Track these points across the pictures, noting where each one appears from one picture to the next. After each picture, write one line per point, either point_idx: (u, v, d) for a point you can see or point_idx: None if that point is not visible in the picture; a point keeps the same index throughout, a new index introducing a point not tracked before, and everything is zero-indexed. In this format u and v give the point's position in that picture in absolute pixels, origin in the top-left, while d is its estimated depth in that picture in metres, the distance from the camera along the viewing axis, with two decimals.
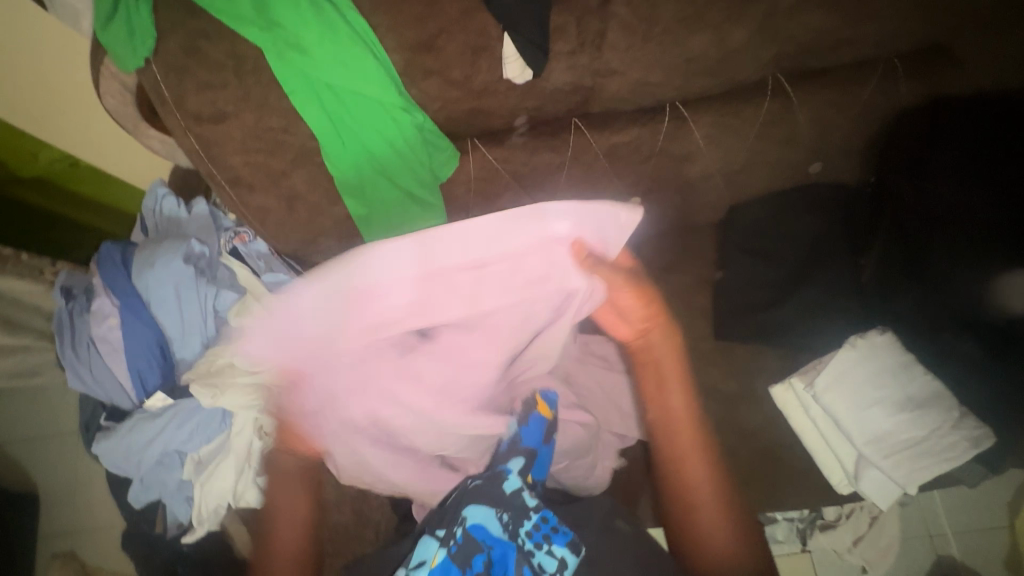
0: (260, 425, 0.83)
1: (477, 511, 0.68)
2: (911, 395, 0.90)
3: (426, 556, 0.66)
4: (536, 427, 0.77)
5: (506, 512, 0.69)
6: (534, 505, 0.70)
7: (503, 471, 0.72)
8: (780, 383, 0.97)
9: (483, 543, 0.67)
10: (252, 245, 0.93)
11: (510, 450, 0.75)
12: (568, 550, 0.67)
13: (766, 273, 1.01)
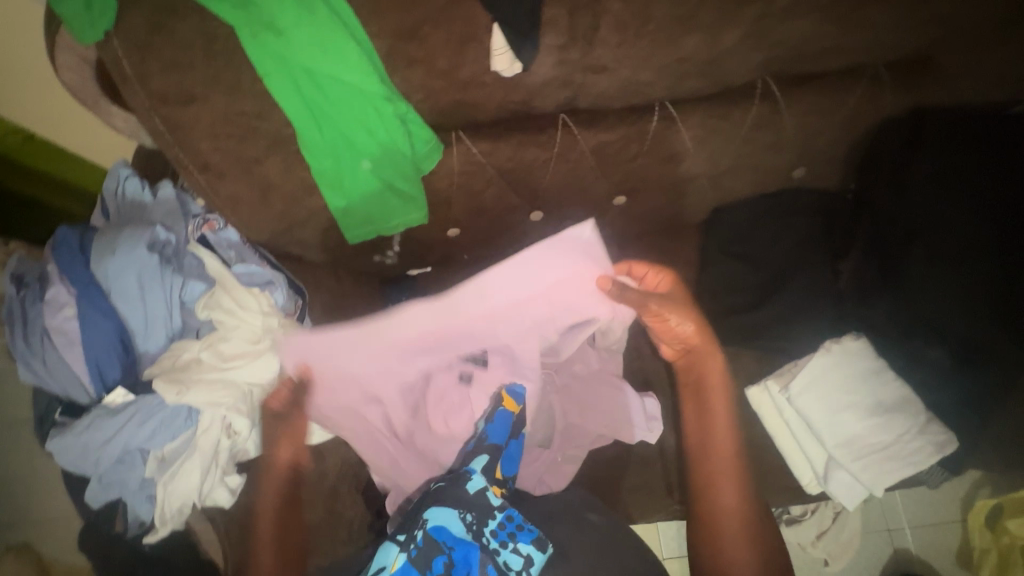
0: (230, 423, 0.84)
1: (440, 514, 0.72)
2: (881, 400, 0.92)
3: (388, 562, 0.68)
4: (501, 423, 0.84)
5: (469, 512, 0.74)
6: (499, 505, 0.75)
7: (467, 471, 0.78)
8: (755, 386, 0.98)
9: (444, 545, 0.70)
10: (222, 234, 0.90)
11: (477, 449, 0.82)
12: (532, 548, 0.72)
13: (747, 276, 1.03)
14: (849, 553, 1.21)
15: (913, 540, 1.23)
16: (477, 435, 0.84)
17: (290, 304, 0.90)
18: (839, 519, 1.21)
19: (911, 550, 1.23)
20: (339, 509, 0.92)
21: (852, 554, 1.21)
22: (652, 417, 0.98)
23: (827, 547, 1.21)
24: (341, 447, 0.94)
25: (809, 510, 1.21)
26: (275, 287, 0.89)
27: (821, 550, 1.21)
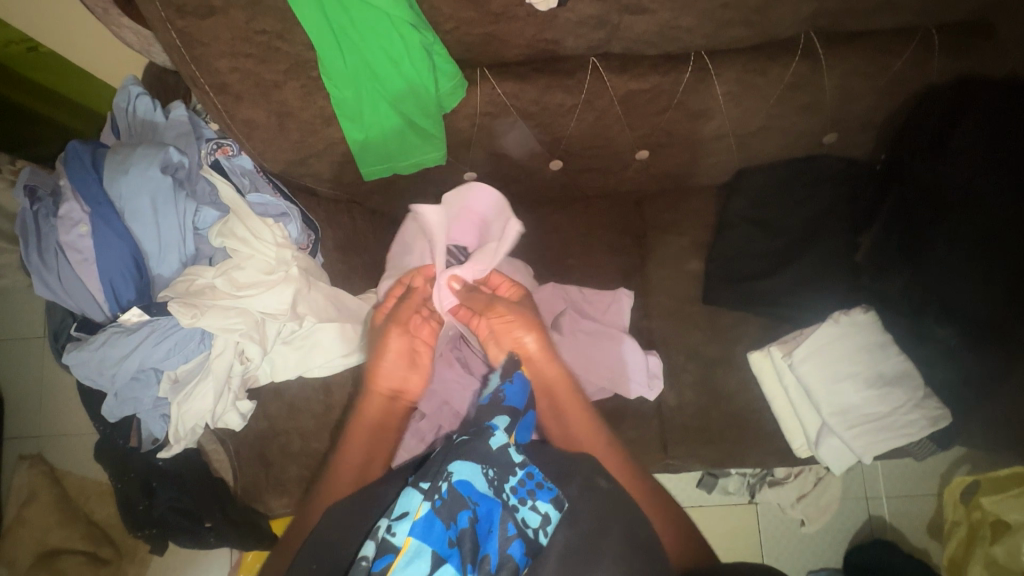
0: (243, 349, 0.82)
1: (463, 467, 0.58)
2: (882, 373, 0.94)
3: (409, 509, 0.56)
4: (519, 385, 0.69)
5: (492, 467, 0.59)
6: (520, 462, 0.60)
7: (489, 428, 0.62)
8: (758, 350, 1.04)
9: (469, 499, 0.57)
10: (236, 161, 0.87)
11: (493, 410, 0.66)
12: (552, 507, 0.57)
13: (764, 242, 1.03)
14: (826, 515, 1.25)
15: (887, 508, 1.28)
16: (492, 395, 0.69)
17: (303, 238, 0.89)
18: (821, 483, 1.23)
19: (886, 518, 1.28)
20: None
21: (829, 516, 1.26)
22: (653, 375, 1.04)
23: (805, 509, 1.25)
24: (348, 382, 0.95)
25: (794, 473, 1.24)
26: (289, 220, 0.87)
27: (800, 511, 1.25)
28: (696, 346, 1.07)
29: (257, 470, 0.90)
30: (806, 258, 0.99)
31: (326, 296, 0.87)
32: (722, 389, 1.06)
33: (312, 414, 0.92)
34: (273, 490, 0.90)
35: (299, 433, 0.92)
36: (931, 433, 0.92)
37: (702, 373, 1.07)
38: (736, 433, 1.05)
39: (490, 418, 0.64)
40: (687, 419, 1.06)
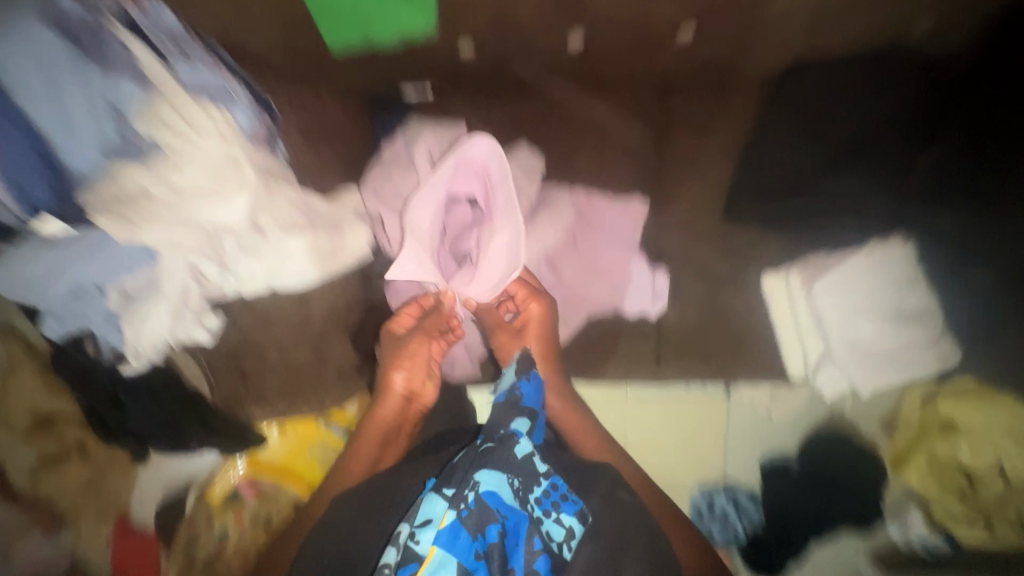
0: (201, 267, 0.73)
1: (489, 478, 0.77)
2: (902, 309, 0.89)
3: (435, 516, 0.74)
4: (535, 389, 0.89)
5: (516, 478, 0.79)
6: (544, 472, 0.82)
7: (515, 435, 0.82)
8: (773, 271, 0.95)
9: (496, 512, 0.75)
10: (152, 14, 0.68)
11: (508, 411, 0.86)
12: (575, 520, 0.80)
13: (809, 155, 0.88)
14: None
15: None
16: (508, 394, 0.87)
17: (262, 126, 0.77)
18: None
19: None
20: (326, 350, 0.90)
21: None
22: (658, 294, 0.99)
23: None
24: (328, 295, 0.88)
25: None
26: (233, 103, 0.73)
27: None
28: (705, 262, 0.98)
29: (235, 382, 0.85)
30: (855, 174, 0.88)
31: (290, 201, 0.77)
32: (725, 308, 0.99)
33: (291, 326, 0.86)
34: (256, 401, 0.88)
35: (277, 345, 0.86)
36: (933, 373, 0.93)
37: (705, 291, 0.99)
38: (732, 351, 1.00)
39: (511, 422, 0.84)
40: (682, 336, 1.02)
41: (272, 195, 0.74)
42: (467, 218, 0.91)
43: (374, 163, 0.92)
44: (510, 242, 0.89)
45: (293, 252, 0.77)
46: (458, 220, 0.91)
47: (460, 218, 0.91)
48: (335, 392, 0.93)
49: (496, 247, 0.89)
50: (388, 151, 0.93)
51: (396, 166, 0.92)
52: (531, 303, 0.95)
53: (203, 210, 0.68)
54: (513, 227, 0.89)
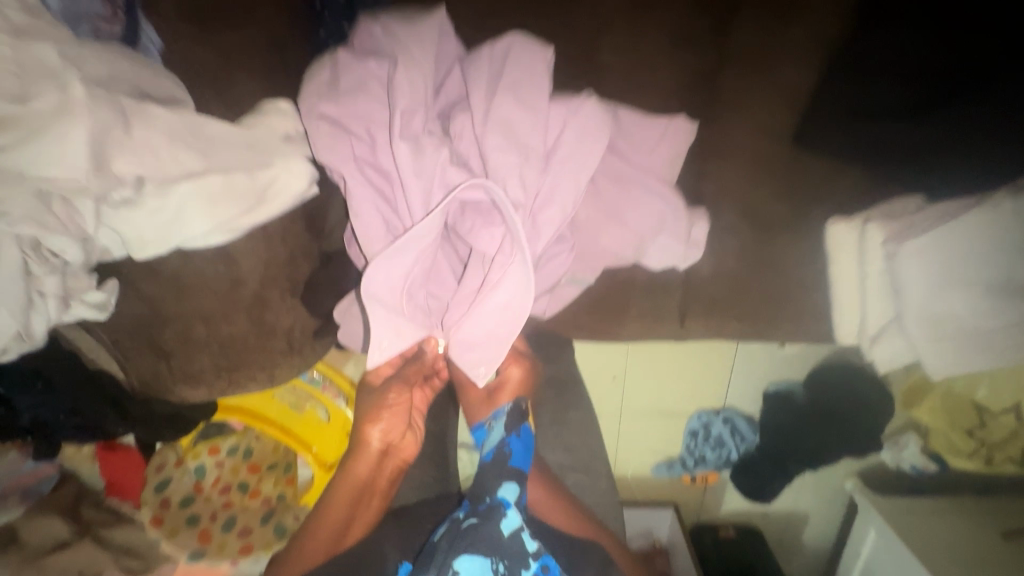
0: (44, 241, 0.53)
1: (472, 564, 0.55)
2: (1014, 279, 0.68)
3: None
4: (524, 445, 0.67)
5: (502, 560, 0.57)
6: (534, 550, 0.59)
7: (500, 505, 0.60)
8: (845, 220, 0.74)
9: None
10: None
11: (495, 475, 0.64)
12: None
13: (937, 62, 0.64)
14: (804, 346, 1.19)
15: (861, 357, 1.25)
16: (495, 451, 0.66)
17: (97, 0, 0.58)
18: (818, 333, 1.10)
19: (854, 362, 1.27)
20: (268, 321, 0.69)
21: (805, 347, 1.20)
22: (693, 244, 0.75)
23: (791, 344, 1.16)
24: (260, 248, 0.64)
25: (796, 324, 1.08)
26: None
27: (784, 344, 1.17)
28: (760, 202, 0.76)
29: (153, 360, 0.68)
30: (968, 100, 0.63)
31: (170, 122, 0.56)
32: (778, 262, 0.79)
33: (214, 293, 0.64)
34: (185, 382, 0.70)
35: (201, 316, 0.65)
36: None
37: (755, 237, 0.78)
38: (777, 312, 0.82)
39: (495, 487, 0.62)
40: (716, 291, 0.83)
41: (136, 133, 0.54)
42: (481, 217, 0.63)
43: (340, 88, 0.62)
44: (512, 296, 0.61)
45: (199, 203, 0.57)
46: (464, 219, 0.64)
47: (471, 217, 0.63)
48: (287, 365, 0.74)
49: (493, 307, 0.62)
50: (360, 72, 0.63)
51: (369, 99, 0.62)
52: (510, 367, 0.75)
53: (40, 155, 0.51)
54: (517, 278, 0.60)
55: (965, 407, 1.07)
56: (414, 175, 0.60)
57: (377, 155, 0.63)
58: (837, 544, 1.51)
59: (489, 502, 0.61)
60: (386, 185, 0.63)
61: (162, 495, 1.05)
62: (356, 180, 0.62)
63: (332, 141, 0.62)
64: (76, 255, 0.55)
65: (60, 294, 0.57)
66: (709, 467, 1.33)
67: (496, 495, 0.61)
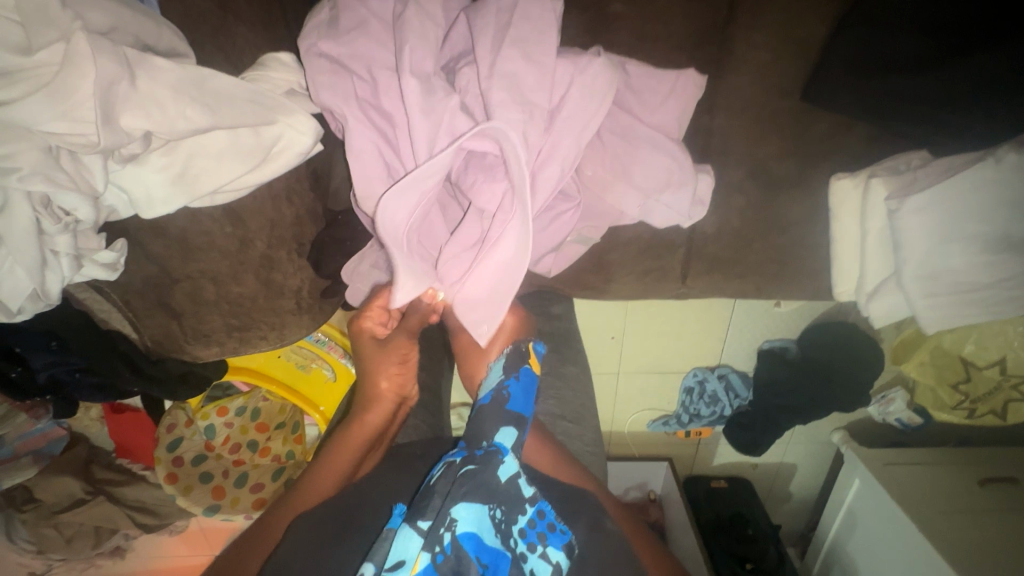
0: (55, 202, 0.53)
1: (470, 513, 0.47)
2: (1010, 234, 0.70)
3: (406, 557, 0.45)
4: (523, 389, 0.62)
5: (499, 506, 0.50)
6: (530, 496, 0.52)
7: (497, 451, 0.53)
8: (849, 176, 0.74)
9: (475, 562, 0.46)
10: None
11: (493, 418, 0.58)
12: (564, 555, 0.51)
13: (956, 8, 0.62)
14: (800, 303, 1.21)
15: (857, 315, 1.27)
16: (493, 395, 0.61)
17: None
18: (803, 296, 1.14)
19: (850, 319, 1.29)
20: (278, 280, 0.70)
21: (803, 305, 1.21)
22: (697, 203, 0.75)
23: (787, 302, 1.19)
24: (267, 207, 0.64)
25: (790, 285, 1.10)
26: None
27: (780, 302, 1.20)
28: (766, 159, 0.76)
29: (164, 321, 0.69)
30: (990, 52, 0.61)
31: (174, 75, 0.53)
32: (780, 219, 0.80)
33: (222, 253, 0.64)
34: (198, 341, 0.71)
35: (210, 277, 0.66)
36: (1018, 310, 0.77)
37: (760, 196, 0.79)
38: (776, 267, 0.85)
39: (491, 433, 0.56)
40: (718, 249, 0.84)
41: (141, 86, 0.52)
42: (484, 172, 0.63)
43: (344, 33, 0.61)
44: (512, 253, 0.61)
45: (207, 160, 0.56)
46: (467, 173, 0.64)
47: (475, 171, 0.63)
48: (295, 326, 0.75)
49: (495, 263, 0.61)
50: (363, 17, 0.61)
51: (374, 42, 0.61)
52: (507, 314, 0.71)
53: (45, 108, 0.49)
54: (518, 235, 0.60)
55: (954, 362, 1.10)
56: (418, 124, 0.59)
57: (378, 97, 0.61)
58: (821, 491, 1.59)
59: (485, 448, 0.54)
60: (386, 128, 0.62)
61: (175, 452, 1.07)
62: (358, 128, 0.60)
63: (331, 90, 0.60)
64: (86, 216, 0.54)
65: (72, 255, 0.57)
66: (704, 422, 1.37)
67: (493, 441, 0.55)
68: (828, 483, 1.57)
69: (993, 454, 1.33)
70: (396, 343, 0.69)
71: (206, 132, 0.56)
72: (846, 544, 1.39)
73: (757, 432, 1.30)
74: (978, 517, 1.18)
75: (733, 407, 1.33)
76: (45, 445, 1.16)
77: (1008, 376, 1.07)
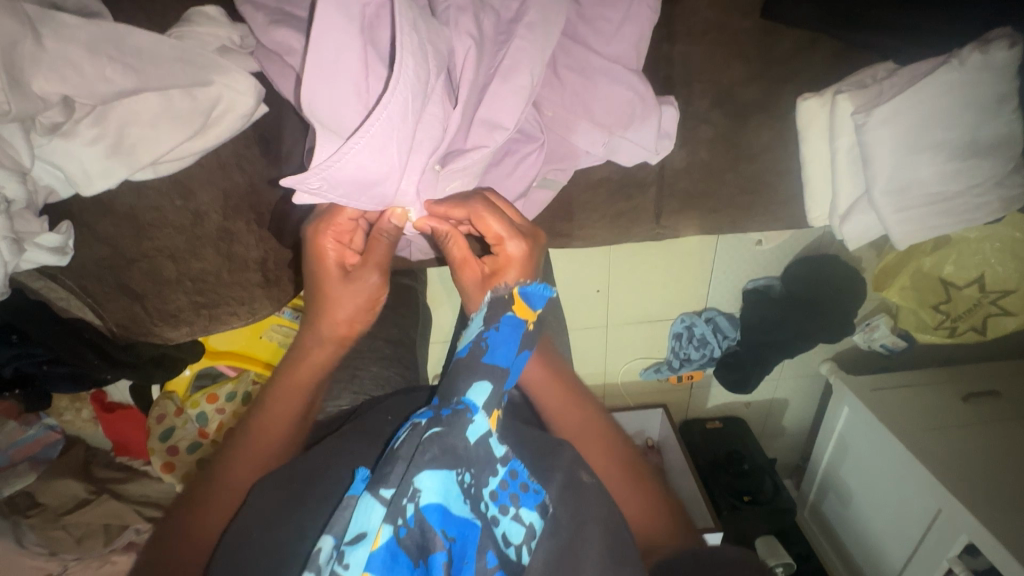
0: None
1: (436, 482, 0.41)
2: (976, 139, 0.69)
3: (368, 529, 0.40)
4: (506, 337, 0.50)
5: (468, 470, 0.43)
6: (502, 456, 0.45)
7: (465, 410, 0.45)
8: (815, 95, 0.72)
9: (441, 536, 0.40)
10: None
11: (466, 371, 0.48)
12: (538, 515, 0.44)
13: None
14: (783, 235, 1.19)
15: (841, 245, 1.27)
16: (470, 346, 0.50)
17: None
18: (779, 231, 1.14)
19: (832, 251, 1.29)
20: (239, 253, 0.67)
21: (784, 237, 1.20)
22: (663, 136, 0.72)
23: (765, 232, 1.18)
24: (216, 176, 0.62)
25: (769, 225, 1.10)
26: None
27: (759, 233, 1.19)
28: (730, 86, 0.74)
29: (127, 303, 0.67)
30: None
31: (88, 37, 0.50)
32: (749, 146, 0.79)
33: (176, 229, 0.62)
34: (165, 322, 0.70)
35: (167, 254, 0.64)
36: (988, 217, 0.76)
37: (728, 124, 0.77)
38: (750, 197, 0.84)
39: (462, 389, 0.46)
40: (690, 184, 0.82)
41: (49, 46, 0.48)
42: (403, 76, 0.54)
43: None
44: (400, 133, 0.48)
45: (140, 128, 0.54)
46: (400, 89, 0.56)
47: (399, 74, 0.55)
48: (264, 300, 0.72)
49: (358, 154, 0.47)
50: None
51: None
52: (506, 246, 0.57)
53: None
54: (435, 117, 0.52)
55: (934, 284, 1.11)
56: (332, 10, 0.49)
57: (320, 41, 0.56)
58: (814, 422, 1.63)
59: (453, 407, 0.45)
60: None
61: (169, 442, 1.06)
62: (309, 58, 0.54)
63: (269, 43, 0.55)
64: (15, 193, 0.52)
65: (11, 237, 0.53)
66: (694, 367, 1.38)
67: (461, 398, 0.46)
68: (819, 414, 1.61)
69: (976, 370, 1.35)
70: (362, 278, 0.57)
71: (132, 94, 0.53)
72: (838, 468, 1.43)
73: (747, 369, 1.31)
74: (961, 430, 1.22)
75: (722, 348, 1.34)
76: (40, 450, 1.20)
77: (988, 292, 1.09)
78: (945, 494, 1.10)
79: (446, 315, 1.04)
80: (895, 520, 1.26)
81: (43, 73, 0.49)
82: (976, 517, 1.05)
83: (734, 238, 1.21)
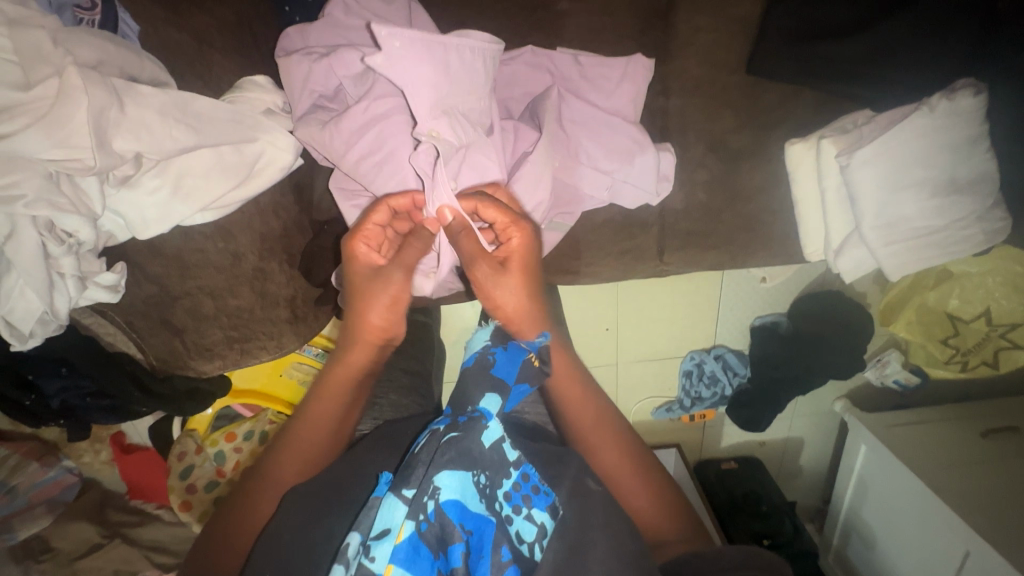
0: (64, 230, 0.58)
1: (454, 481, 0.44)
2: (955, 177, 0.74)
3: (391, 526, 0.42)
4: (511, 357, 0.53)
5: (483, 472, 0.46)
6: (515, 460, 0.48)
7: (481, 417, 0.48)
8: (801, 141, 0.78)
9: (460, 529, 0.43)
10: None
11: (477, 382, 0.51)
12: (549, 516, 0.47)
13: None
14: (787, 271, 1.22)
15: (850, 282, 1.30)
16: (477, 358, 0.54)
17: None
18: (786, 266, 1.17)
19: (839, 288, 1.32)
20: (271, 290, 0.72)
21: (789, 274, 1.23)
22: (661, 178, 0.78)
23: (769, 270, 1.22)
24: (255, 220, 0.69)
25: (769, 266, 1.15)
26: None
27: (762, 271, 1.23)
28: (723, 133, 0.81)
29: (168, 338, 0.72)
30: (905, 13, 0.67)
31: (158, 105, 0.57)
32: (743, 186, 0.85)
33: (217, 268, 0.68)
34: (200, 355, 0.74)
35: (207, 291, 0.69)
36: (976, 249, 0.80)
37: (723, 168, 0.83)
38: (747, 235, 0.88)
39: (476, 398, 0.50)
40: (690, 223, 0.88)
41: (129, 111, 0.56)
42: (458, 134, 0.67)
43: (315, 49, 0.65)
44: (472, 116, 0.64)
45: (194, 179, 0.61)
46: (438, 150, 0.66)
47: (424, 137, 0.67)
48: (291, 335, 0.77)
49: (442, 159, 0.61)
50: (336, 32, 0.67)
51: (357, 31, 0.67)
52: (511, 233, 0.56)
53: (41, 143, 0.52)
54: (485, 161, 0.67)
55: (941, 319, 1.13)
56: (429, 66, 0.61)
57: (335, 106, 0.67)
58: (832, 462, 1.61)
59: (469, 414, 0.49)
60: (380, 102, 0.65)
61: (187, 480, 1.07)
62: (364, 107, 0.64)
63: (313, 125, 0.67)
64: (88, 235, 0.58)
65: (77, 276, 0.60)
66: (707, 405, 1.38)
67: (477, 406, 0.49)
68: (837, 454, 1.59)
69: (993, 407, 1.34)
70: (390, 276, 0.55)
71: (193, 150, 0.60)
72: (860, 511, 1.40)
73: (758, 407, 1.32)
74: (982, 468, 1.20)
75: (733, 386, 1.35)
76: (58, 493, 1.17)
77: (995, 326, 1.10)
78: (970, 533, 1.08)
79: (460, 354, 1.08)
80: (922, 563, 1.22)
81: (119, 135, 0.55)
82: (1005, 559, 1.02)
83: (739, 277, 1.25)
